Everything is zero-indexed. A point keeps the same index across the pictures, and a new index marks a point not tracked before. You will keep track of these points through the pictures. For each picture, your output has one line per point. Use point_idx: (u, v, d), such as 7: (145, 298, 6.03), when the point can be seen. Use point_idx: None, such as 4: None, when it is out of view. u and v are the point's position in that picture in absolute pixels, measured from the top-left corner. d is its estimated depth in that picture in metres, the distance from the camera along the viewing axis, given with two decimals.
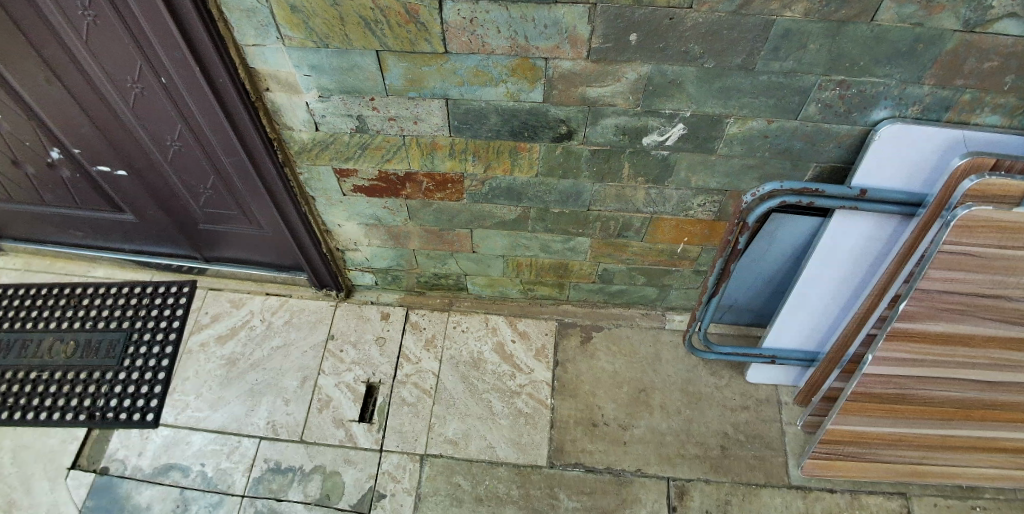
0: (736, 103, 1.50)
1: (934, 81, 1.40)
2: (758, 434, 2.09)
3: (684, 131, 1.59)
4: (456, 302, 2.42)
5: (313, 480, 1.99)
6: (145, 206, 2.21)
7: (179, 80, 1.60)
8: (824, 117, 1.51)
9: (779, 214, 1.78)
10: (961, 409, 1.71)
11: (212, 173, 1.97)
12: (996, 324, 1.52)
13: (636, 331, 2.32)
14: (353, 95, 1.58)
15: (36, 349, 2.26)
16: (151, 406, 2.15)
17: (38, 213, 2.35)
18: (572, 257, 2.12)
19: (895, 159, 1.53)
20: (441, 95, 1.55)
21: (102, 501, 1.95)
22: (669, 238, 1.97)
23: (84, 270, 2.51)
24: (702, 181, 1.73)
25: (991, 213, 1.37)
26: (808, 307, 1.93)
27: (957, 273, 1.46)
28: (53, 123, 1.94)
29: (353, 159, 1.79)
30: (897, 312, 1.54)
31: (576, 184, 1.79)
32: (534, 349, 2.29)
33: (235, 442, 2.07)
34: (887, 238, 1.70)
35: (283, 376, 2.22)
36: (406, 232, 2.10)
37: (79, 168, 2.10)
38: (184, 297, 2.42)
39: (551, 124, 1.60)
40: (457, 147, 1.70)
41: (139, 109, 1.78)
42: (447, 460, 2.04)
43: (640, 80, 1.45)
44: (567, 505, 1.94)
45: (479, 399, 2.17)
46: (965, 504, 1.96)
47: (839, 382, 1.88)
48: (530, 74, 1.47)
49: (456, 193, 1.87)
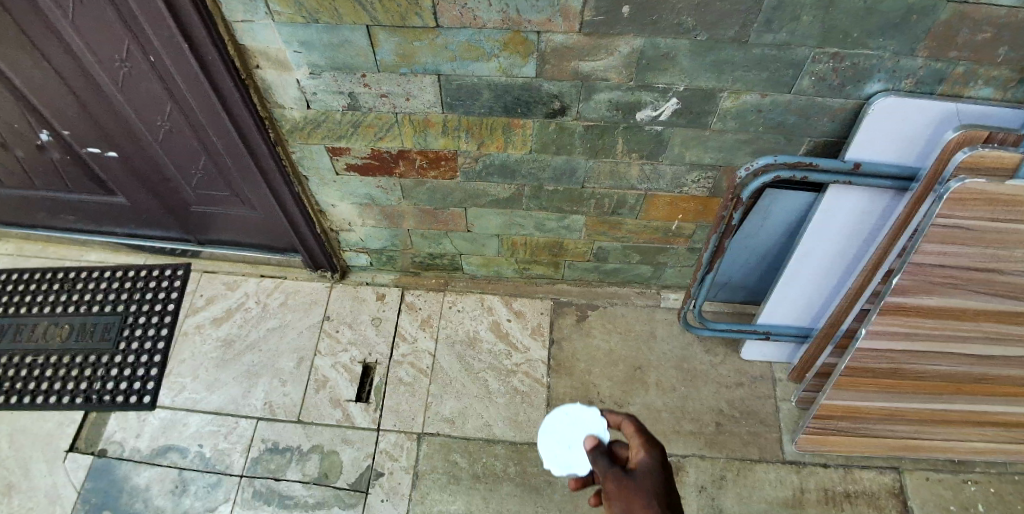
0: (729, 77, 1.49)
1: (927, 53, 1.39)
2: (752, 410, 2.10)
3: (677, 106, 1.58)
4: (452, 282, 2.42)
5: (311, 460, 2.01)
6: (136, 189, 2.20)
7: (168, 59, 1.58)
8: (818, 91, 1.50)
9: (774, 189, 1.78)
10: (954, 383, 1.72)
11: (202, 154, 1.95)
12: (988, 297, 1.53)
13: (631, 309, 2.33)
14: (344, 72, 1.57)
15: (31, 334, 2.26)
16: (148, 388, 2.15)
17: (29, 197, 2.34)
18: (566, 236, 2.12)
19: (889, 132, 1.52)
20: (434, 71, 1.54)
21: (101, 483, 1.96)
22: (663, 214, 1.97)
23: (77, 255, 2.49)
24: (696, 156, 1.73)
25: (985, 185, 1.37)
26: (802, 283, 1.94)
27: (950, 247, 1.46)
28: (41, 105, 1.92)
29: (345, 137, 1.78)
30: (891, 286, 1.54)
31: (570, 160, 1.78)
32: (530, 327, 2.29)
33: (232, 423, 2.08)
34: (880, 213, 1.71)
35: (280, 357, 2.22)
36: (401, 212, 2.09)
37: (69, 151, 2.09)
38: (178, 280, 2.42)
39: (544, 100, 1.59)
40: (450, 124, 1.69)
41: (127, 89, 1.76)
42: (444, 439, 2.05)
43: (633, 53, 1.44)
44: (564, 482, 1.96)
45: (475, 377, 2.18)
46: (957, 477, 1.98)
47: (832, 358, 1.89)
48: (522, 49, 1.46)
49: (449, 171, 1.87)
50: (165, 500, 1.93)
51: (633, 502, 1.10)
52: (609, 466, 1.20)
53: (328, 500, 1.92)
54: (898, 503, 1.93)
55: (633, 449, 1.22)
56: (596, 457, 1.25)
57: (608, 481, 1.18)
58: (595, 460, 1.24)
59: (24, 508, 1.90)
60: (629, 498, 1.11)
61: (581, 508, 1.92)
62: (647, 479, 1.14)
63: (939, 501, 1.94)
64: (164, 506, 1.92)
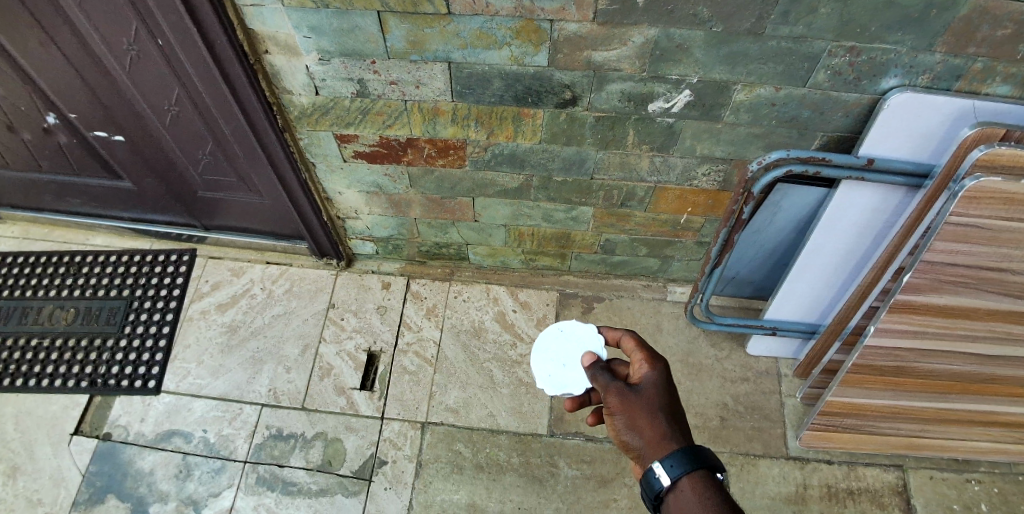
0: (744, 70, 1.47)
1: (945, 48, 1.37)
2: (757, 405, 2.10)
3: (690, 98, 1.56)
4: (457, 272, 2.41)
5: (315, 447, 2.01)
6: (143, 174, 2.19)
7: (176, 42, 1.57)
8: (833, 85, 1.48)
9: (785, 183, 1.76)
10: (962, 382, 1.71)
11: (210, 139, 1.94)
12: (999, 297, 1.51)
13: (637, 302, 2.32)
14: (354, 58, 1.55)
15: (36, 317, 2.26)
16: (152, 373, 2.15)
17: (36, 180, 2.33)
18: (574, 227, 2.11)
19: (905, 128, 1.50)
20: (444, 59, 1.52)
21: (105, 466, 1.97)
22: (672, 208, 1.96)
23: (83, 239, 2.49)
24: (707, 149, 1.71)
25: (999, 184, 1.36)
26: (811, 279, 1.93)
27: (962, 245, 1.45)
28: (48, 88, 1.91)
29: (354, 124, 1.77)
30: (901, 284, 1.53)
31: (580, 151, 1.77)
32: (535, 319, 2.29)
33: (236, 409, 2.09)
34: (892, 210, 1.69)
35: (284, 343, 2.22)
36: (408, 201, 2.08)
37: (75, 134, 2.08)
38: (184, 266, 2.41)
39: (555, 89, 1.57)
40: (460, 113, 1.68)
41: (135, 73, 1.75)
42: (448, 428, 2.05)
43: (647, 44, 1.43)
44: (567, 473, 1.97)
45: (480, 368, 2.17)
46: (961, 476, 1.98)
47: (839, 354, 1.89)
48: (535, 37, 1.44)
49: (458, 160, 1.85)
50: (169, 485, 1.94)
51: (637, 417, 1.14)
52: (610, 380, 1.21)
53: (332, 487, 1.93)
54: (900, 501, 1.93)
55: (634, 363, 1.23)
56: (596, 371, 1.25)
57: (608, 395, 1.20)
58: (595, 374, 1.25)
59: (30, 489, 1.92)
60: (634, 414, 1.15)
61: (584, 499, 1.92)
62: (650, 393, 1.17)
63: (942, 500, 1.94)
64: (168, 490, 1.93)
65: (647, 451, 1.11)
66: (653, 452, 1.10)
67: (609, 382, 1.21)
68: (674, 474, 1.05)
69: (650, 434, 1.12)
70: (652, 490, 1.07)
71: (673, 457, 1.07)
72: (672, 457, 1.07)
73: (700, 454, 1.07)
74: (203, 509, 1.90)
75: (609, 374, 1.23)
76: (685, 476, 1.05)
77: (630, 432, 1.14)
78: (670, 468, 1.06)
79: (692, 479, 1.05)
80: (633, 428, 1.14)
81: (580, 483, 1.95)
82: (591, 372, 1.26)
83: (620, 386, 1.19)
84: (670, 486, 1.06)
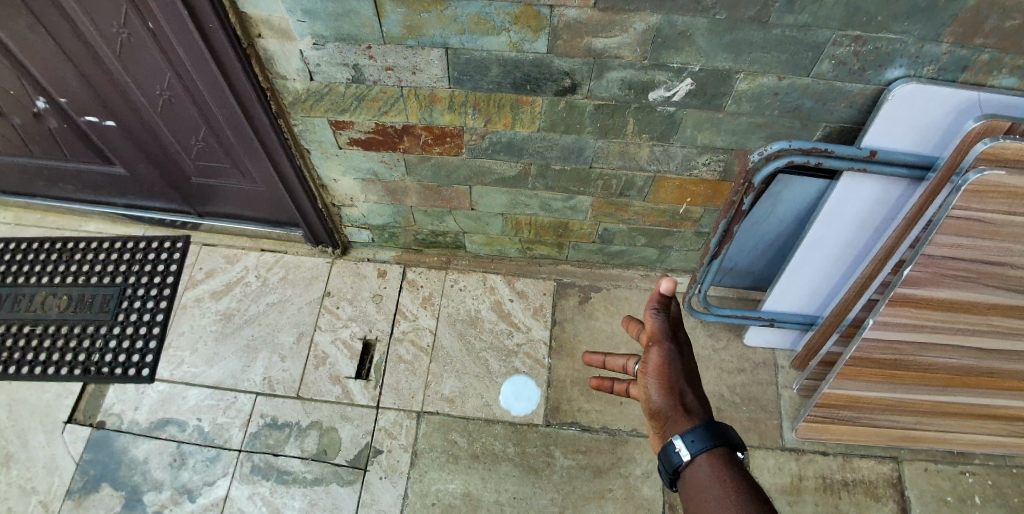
0: (747, 58, 1.44)
1: (953, 39, 1.34)
2: (753, 396, 2.10)
3: (691, 87, 1.53)
4: (454, 260, 2.39)
5: (310, 436, 2.00)
6: (135, 160, 2.15)
7: (167, 26, 1.53)
8: (837, 75, 1.46)
9: (786, 174, 1.74)
10: (959, 376, 1.71)
11: (203, 125, 1.90)
12: (1000, 292, 1.50)
13: (635, 292, 2.31)
14: (349, 43, 1.51)
15: (28, 304, 2.24)
16: (146, 361, 2.14)
17: (26, 166, 2.29)
18: (572, 216, 2.09)
19: (909, 120, 1.48)
20: (441, 44, 1.48)
21: (99, 454, 1.96)
22: (672, 198, 1.94)
23: (75, 225, 2.46)
24: (708, 139, 1.69)
25: (1003, 178, 1.34)
26: (810, 271, 1.91)
27: (963, 239, 1.44)
28: (37, 71, 1.86)
29: (349, 111, 1.73)
30: (901, 278, 1.52)
31: (579, 140, 1.74)
32: (532, 308, 2.27)
33: (231, 397, 2.08)
34: (894, 202, 1.67)
35: (279, 331, 2.21)
36: (404, 188, 2.06)
37: (66, 120, 2.04)
38: (178, 253, 2.38)
39: (554, 77, 1.54)
40: (457, 100, 1.65)
41: (126, 57, 1.71)
42: (444, 418, 2.05)
43: (649, 31, 1.39)
44: (562, 463, 1.97)
45: (476, 357, 2.17)
46: (955, 468, 1.99)
47: (838, 346, 1.88)
48: (534, 23, 1.40)
49: (455, 147, 1.82)
50: (163, 473, 1.94)
51: (672, 383, 1.11)
52: (664, 332, 1.13)
53: (327, 476, 1.93)
54: (895, 493, 1.94)
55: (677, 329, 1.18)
56: (652, 313, 1.15)
57: (652, 348, 1.14)
58: (649, 315, 1.15)
59: (23, 478, 1.91)
60: (670, 380, 1.11)
61: (579, 490, 1.92)
62: (687, 364, 1.14)
63: (936, 491, 1.95)
64: (162, 478, 1.93)
65: (672, 421, 1.08)
66: (675, 423, 1.07)
67: (663, 333, 1.13)
68: (695, 450, 1.02)
69: (679, 404, 1.09)
70: (670, 463, 1.04)
71: (695, 432, 1.04)
72: (694, 432, 1.04)
73: (722, 430, 1.04)
74: (198, 498, 1.90)
75: (668, 323, 1.14)
76: (704, 452, 1.02)
77: (661, 396, 1.11)
78: (691, 443, 1.03)
79: (712, 456, 1.02)
80: (665, 392, 1.10)
81: (576, 474, 1.95)
82: (647, 310, 1.15)
83: (670, 345, 1.13)
84: (689, 461, 1.03)
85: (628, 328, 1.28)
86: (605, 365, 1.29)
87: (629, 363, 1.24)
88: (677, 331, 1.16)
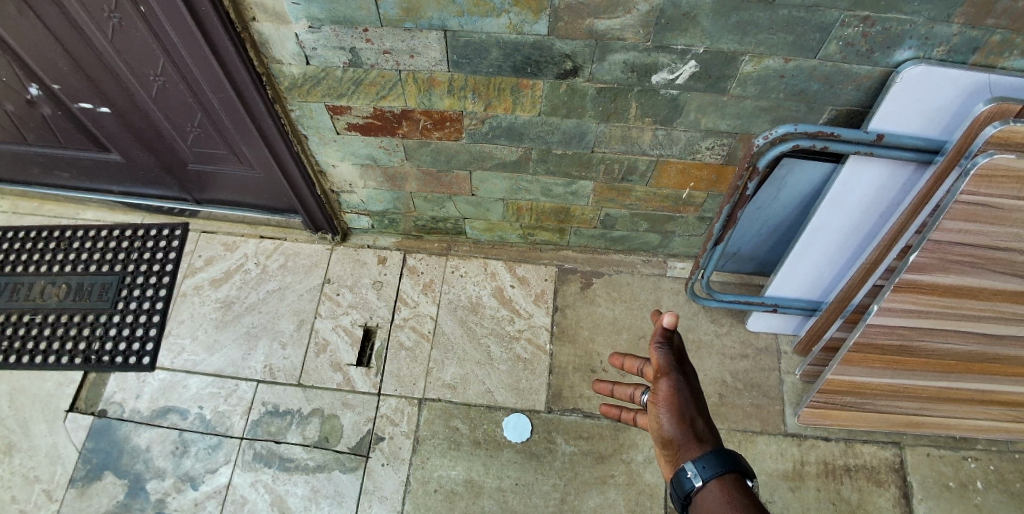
0: (752, 40, 1.41)
1: (964, 19, 1.31)
2: (756, 382, 2.10)
3: (696, 69, 1.50)
4: (455, 246, 2.37)
5: (312, 423, 2.01)
6: (131, 147, 2.12)
7: (158, 9, 1.49)
8: (845, 57, 1.42)
9: (792, 158, 1.71)
10: (963, 362, 1.70)
11: (198, 110, 1.87)
12: (1007, 278, 1.48)
13: (637, 277, 2.30)
14: (345, 25, 1.48)
15: (27, 293, 2.23)
16: (147, 349, 2.13)
17: (22, 153, 2.26)
18: (573, 202, 2.07)
19: (917, 103, 1.45)
20: (440, 26, 1.45)
21: (101, 443, 1.97)
22: (674, 183, 1.92)
23: (72, 213, 2.43)
24: (711, 123, 1.66)
25: (1012, 162, 1.32)
26: (815, 256, 1.89)
27: (971, 224, 1.42)
28: (28, 58, 1.83)
29: (346, 96, 1.70)
30: (907, 263, 1.50)
31: (580, 124, 1.71)
32: (533, 294, 2.26)
33: (232, 386, 2.07)
34: (900, 187, 1.65)
35: (279, 319, 2.20)
36: (403, 174, 2.03)
37: (60, 106, 2.01)
38: (177, 240, 2.37)
39: (556, 59, 1.51)
40: (457, 83, 1.61)
41: (117, 42, 1.67)
42: (446, 405, 2.04)
43: (652, 12, 1.36)
44: (564, 449, 1.97)
45: (478, 344, 2.16)
46: (958, 454, 1.99)
47: (841, 332, 1.87)
48: (534, 5, 1.36)
49: (455, 132, 1.79)
50: (165, 461, 1.94)
51: (683, 411, 1.11)
52: (670, 363, 1.13)
53: (329, 464, 1.93)
54: (897, 478, 1.94)
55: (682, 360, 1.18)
56: (657, 346, 1.14)
57: (662, 379, 1.13)
58: (653, 350, 1.15)
59: (26, 467, 1.92)
60: (680, 409, 1.11)
61: (581, 476, 1.93)
62: (696, 392, 1.14)
63: (938, 477, 1.95)
64: (165, 467, 1.93)
65: (683, 449, 1.07)
66: (686, 451, 1.07)
67: (669, 365, 1.13)
68: (706, 476, 1.02)
69: (690, 432, 1.09)
70: (682, 490, 1.03)
71: (706, 459, 1.03)
72: (705, 459, 1.03)
73: (733, 457, 1.03)
74: (200, 485, 1.90)
75: (673, 355, 1.13)
76: (715, 478, 1.02)
77: (671, 424, 1.10)
78: (702, 469, 1.02)
79: (723, 481, 1.01)
80: (676, 421, 1.10)
81: (578, 459, 1.95)
82: (650, 345, 1.15)
83: (678, 376, 1.13)
84: (699, 487, 1.02)
85: (620, 363, 1.30)
86: (614, 393, 1.31)
87: (637, 393, 1.24)
88: (684, 361, 1.15)
